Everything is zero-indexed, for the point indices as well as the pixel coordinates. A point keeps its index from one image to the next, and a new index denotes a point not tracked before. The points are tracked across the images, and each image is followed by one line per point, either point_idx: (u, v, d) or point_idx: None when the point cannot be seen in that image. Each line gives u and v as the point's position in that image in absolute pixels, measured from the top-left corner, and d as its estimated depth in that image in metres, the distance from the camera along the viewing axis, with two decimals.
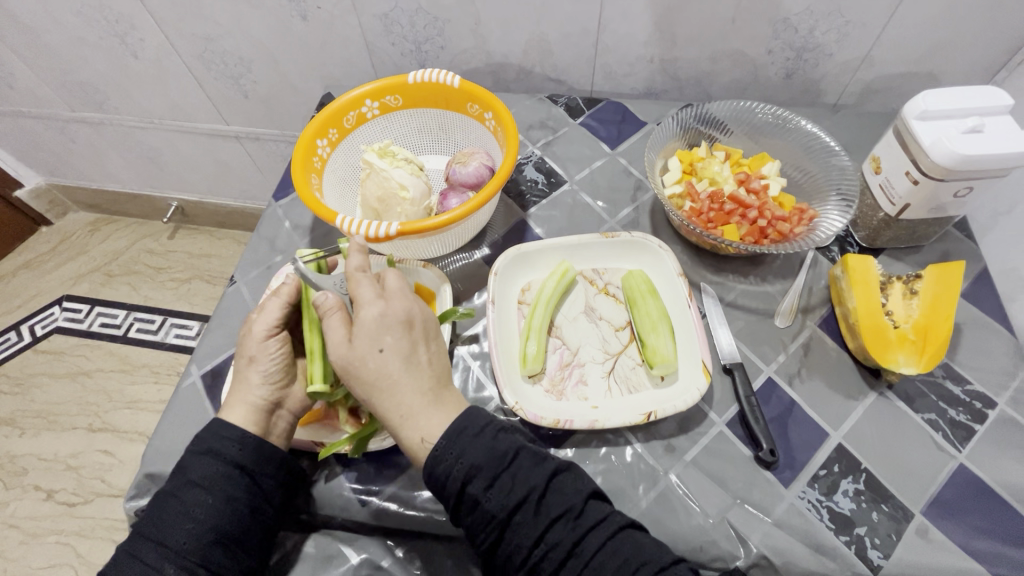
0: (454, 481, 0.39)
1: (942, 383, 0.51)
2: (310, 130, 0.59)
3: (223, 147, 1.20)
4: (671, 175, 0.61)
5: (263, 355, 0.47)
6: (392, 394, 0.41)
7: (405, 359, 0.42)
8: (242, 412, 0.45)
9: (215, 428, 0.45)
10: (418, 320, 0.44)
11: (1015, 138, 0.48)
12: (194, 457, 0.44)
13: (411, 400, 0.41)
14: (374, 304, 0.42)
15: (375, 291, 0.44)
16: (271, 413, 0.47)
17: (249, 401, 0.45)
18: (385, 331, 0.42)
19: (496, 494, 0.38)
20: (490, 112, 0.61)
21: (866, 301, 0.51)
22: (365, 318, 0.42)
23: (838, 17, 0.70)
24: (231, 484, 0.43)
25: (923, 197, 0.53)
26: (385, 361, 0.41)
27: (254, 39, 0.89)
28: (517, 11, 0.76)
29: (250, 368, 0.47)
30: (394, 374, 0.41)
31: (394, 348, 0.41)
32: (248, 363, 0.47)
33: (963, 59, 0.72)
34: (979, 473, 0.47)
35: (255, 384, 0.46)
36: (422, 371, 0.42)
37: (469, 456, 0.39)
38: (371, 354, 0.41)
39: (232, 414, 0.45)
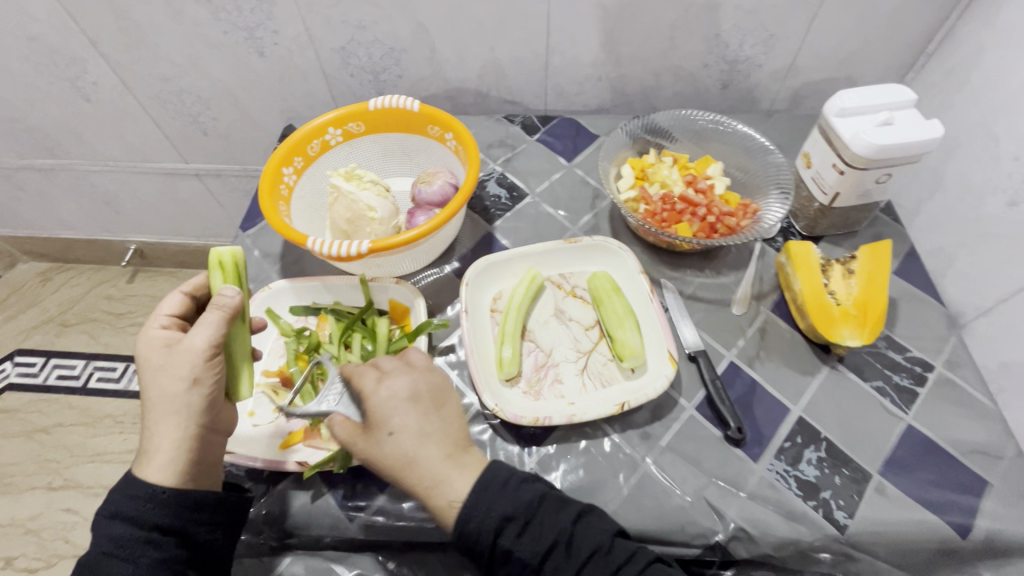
0: (486, 535, 0.40)
1: (885, 352, 0.56)
2: (275, 159, 0.61)
3: (181, 186, 1.18)
4: (624, 181, 0.64)
5: (192, 396, 0.43)
6: (415, 469, 0.42)
7: (417, 434, 0.42)
8: (172, 459, 0.42)
9: (125, 484, 0.42)
10: (425, 393, 0.45)
11: (921, 127, 0.54)
12: (105, 521, 0.42)
13: (431, 470, 0.41)
14: (374, 388, 0.44)
15: (376, 377, 0.45)
16: (204, 455, 0.44)
17: (176, 445, 0.42)
18: (391, 411, 0.43)
19: (529, 540, 0.40)
20: (450, 133, 0.64)
21: (810, 283, 0.54)
22: (371, 407, 0.43)
23: (762, 31, 0.77)
24: (153, 548, 0.41)
25: (850, 185, 0.58)
26: (397, 441, 0.42)
27: (212, 76, 0.91)
28: (470, 37, 0.80)
29: (175, 413, 0.42)
30: (409, 452, 0.42)
31: (403, 427, 0.42)
32: (171, 403, 0.42)
33: (875, 63, 0.81)
34: (924, 431, 0.51)
35: (184, 420, 0.43)
36: (439, 440, 0.43)
37: (499, 508, 0.41)
38: (382, 439, 0.42)
39: (153, 461, 0.42)
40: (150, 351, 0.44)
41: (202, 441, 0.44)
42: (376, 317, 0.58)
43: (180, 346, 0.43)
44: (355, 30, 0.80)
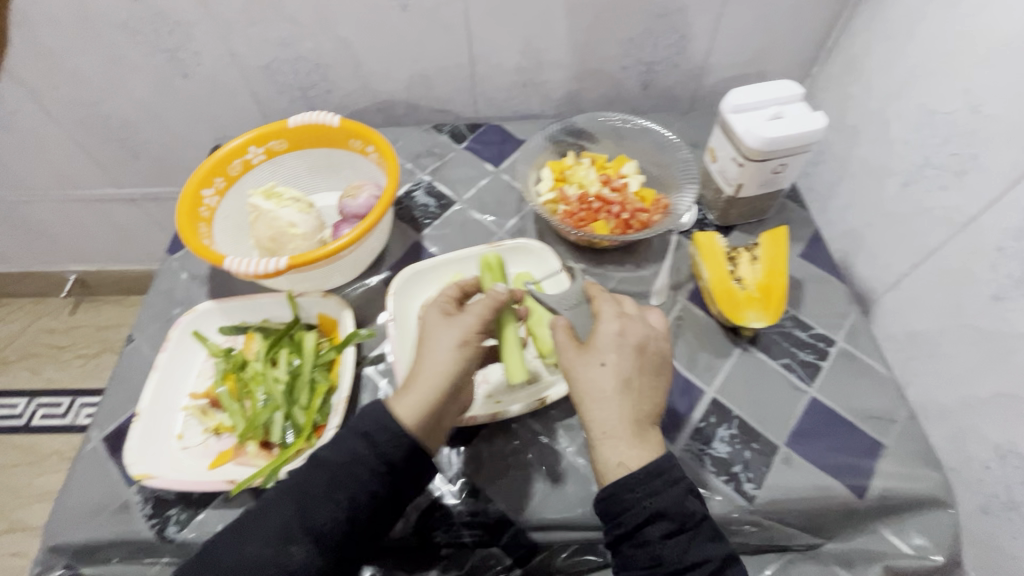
0: (637, 518, 0.42)
1: (791, 331, 0.60)
2: (194, 181, 0.61)
3: (118, 212, 1.16)
4: (544, 184, 0.67)
5: (465, 354, 0.47)
6: (599, 410, 0.44)
7: (626, 379, 0.45)
8: (416, 408, 0.46)
9: (380, 412, 0.46)
10: (652, 345, 0.47)
11: (807, 118, 0.58)
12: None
13: (614, 420, 0.44)
14: (612, 323, 0.47)
15: (615, 311, 0.48)
16: (437, 412, 0.47)
17: (424, 393, 0.46)
18: (608, 349, 0.46)
19: (676, 543, 0.42)
20: (371, 145, 0.65)
21: (717, 271, 0.58)
22: (601, 334, 0.46)
23: (672, 33, 0.81)
24: (286, 534, 0.43)
25: (751, 176, 0.61)
26: (604, 373, 0.45)
27: (137, 100, 0.89)
28: (394, 50, 0.82)
29: (439, 369, 0.46)
30: (609, 390, 0.44)
31: (616, 366, 0.45)
32: (438, 359, 0.46)
33: (781, 59, 0.85)
34: (826, 401, 0.54)
35: (442, 373, 0.46)
36: (636, 399, 0.45)
37: (659, 502, 0.42)
38: (593, 364, 0.45)
39: (405, 402, 0.46)
40: (426, 316, 0.50)
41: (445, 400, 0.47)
42: (304, 331, 0.58)
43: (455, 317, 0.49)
44: (278, 47, 0.81)
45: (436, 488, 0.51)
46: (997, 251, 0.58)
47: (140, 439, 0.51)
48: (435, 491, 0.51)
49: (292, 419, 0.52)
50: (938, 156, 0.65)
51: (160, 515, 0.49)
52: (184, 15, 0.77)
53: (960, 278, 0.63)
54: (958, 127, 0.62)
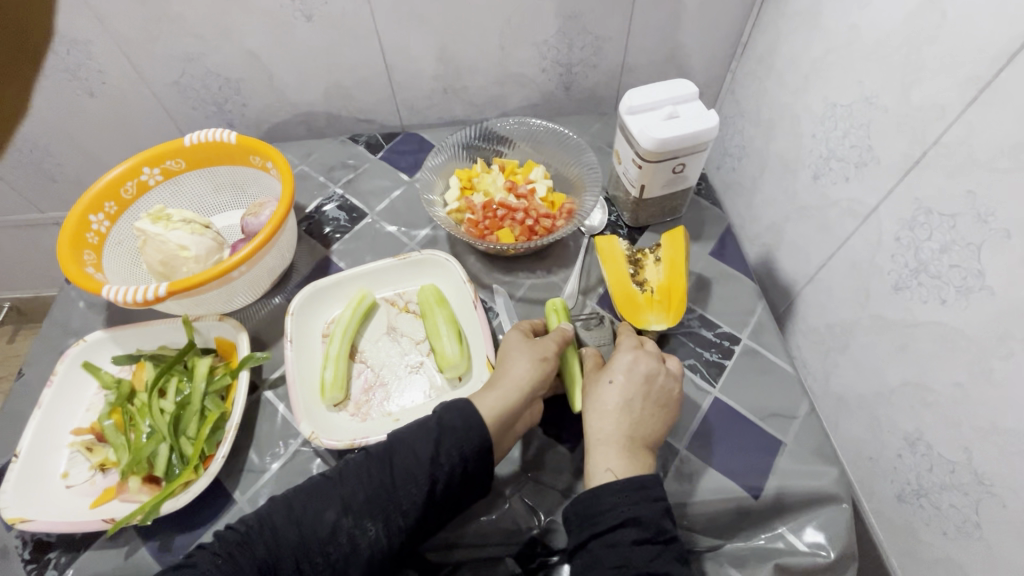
0: (617, 518, 0.41)
1: (698, 330, 0.59)
2: (79, 207, 0.59)
3: (44, 237, 1.12)
4: (451, 193, 0.66)
5: (543, 368, 0.50)
6: (599, 422, 0.46)
7: (628, 399, 0.47)
8: (498, 406, 0.47)
9: (463, 408, 0.46)
10: (654, 375, 0.48)
11: (701, 117, 0.57)
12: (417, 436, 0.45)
13: (607, 433, 0.46)
14: (628, 350, 0.50)
15: (630, 340, 0.51)
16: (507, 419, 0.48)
17: (510, 397, 0.48)
18: (624, 367, 0.48)
19: (643, 553, 0.40)
20: (270, 161, 0.64)
21: (615, 275, 0.57)
22: (615, 357, 0.50)
23: (586, 34, 0.80)
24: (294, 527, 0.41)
25: (652, 178, 0.61)
26: (608, 389, 0.48)
27: (44, 122, 0.86)
28: (305, 61, 0.80)
29: (520, 379, 0.49)
30: (610, 404, 0.47)
31: (621, 386, 0.47)
32: (513, 369, 0.49)
33: (699, 55, 0.85)
34: (728, 401, 0.54)
35: (503, 380, 0.49)
36: (632, 421, 0.46)
37: (636, 510, 0.41)
38: (602, 381, 0.48)
39: (485, 398, 0.48)
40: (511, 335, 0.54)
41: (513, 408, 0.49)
42: (198, 356, 0.56)
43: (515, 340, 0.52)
44: (183, 63, 0.78)
45: None
46: (896, 242, 0.59)
47: (17, 485, 0.48)
48: None
49: (178, 450, 0.50)
50: (841, 148, 0.65)
51: (39, 559, 0.47)
52: (79, 33, 0.74)
53: (866, 269, 0.63)
54: (855, 120, 0.62)
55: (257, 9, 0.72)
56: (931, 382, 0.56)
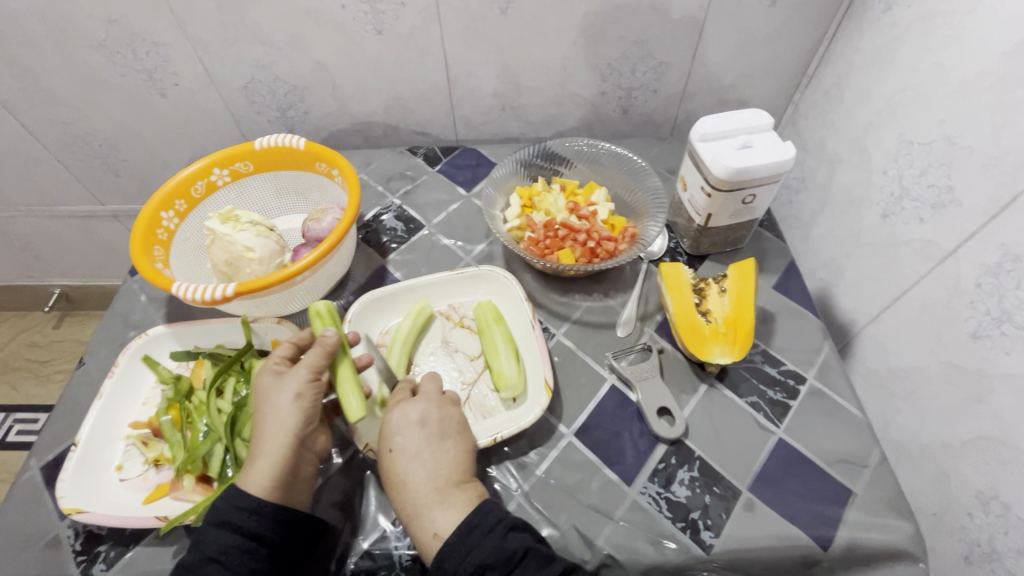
0: None
1: (761, 367, 0.57)
2: (152, 203, 0.60)
3: (100, 229, 1.15)
4: (511, 211, 0.66)
5: (303, 407, 0.46)
6: (403, 489, 0.45)
7: (414, 455, 0.46)
8: (270, 464, 0.44)
9: (229, 495, 0.43)
10: (437, 419, 0.48)
11: (777, 148, 0.56)
12: (210, 529, 0.42)
13: (415, 495, 0.44)
14: (397, 407, 0.48)
15: (402, 397, 0.50)
16: (296, 470, 0.45)
17: (278, 455, 0.44)
18: (397, 430, 0.47)
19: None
20: (336, 169, 0.64)
21: (681, 304, 0.56)
22: (388, 420, 0.48)
23: (651, 59, 0.80)
24: (250, 558, 0.42)
25: (720, 207, 0.60)
26: (393, 458, 0.46)
27: (116, 119, 0.90)
28: (370, 73, 0.81)
29: (284, 421, 0.45)
30: (403, 470, 0.45)
31: (402, 446, 0.46)
32: (280, 413, 0.45)
33: (763, 86, 0.84)
34: (793, 443, 0.52)
35: (284, 432, 0.45)
36: (431, 468, 0.45)
37: (478, 555, 0.40)
38: (381, 452, 0.46)
39: (254, 471, 0.44)
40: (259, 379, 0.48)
41: (296, 457, 0.46)
42: (256, 358, 0.56)
43: (280, 378, 0.48)
44: (254, 69, 0.80)
45: (376, 529, 0.48)
46: (976, 288, 0.56)
47: (74, 477, 0.49)
48: (375, 532, 0.48)
49: (233, 452, 0.51)
50: (916, 187, 0.63)
51: (90, 552, 0.47)
52: (158, 37, 0.76)
53: (939, 314, 0.61)
54: (935, 159, 0.60)
55: (330, 21, 0.74)
56: (1012, 439, 0.53)
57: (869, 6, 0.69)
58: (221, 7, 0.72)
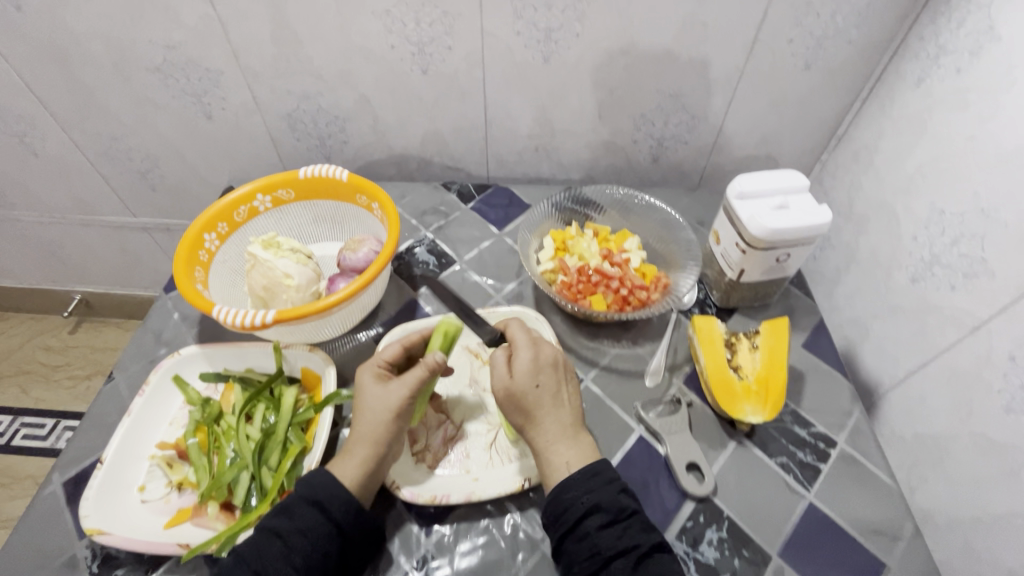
0: (583, 505, 0.43)
1: (791, 427, 0.57)
2: (197, 225, 0.61)
3: (129, 240, 1.17)
4: (545, 253, 0.67)
5: (400, 420, 0.48)
6: (543, 424, 0.47)
7: (556, 395, 0.48)
8: (363, 464, 0.46)
9: (327, 482, 0.45)
10: (563, 365, 0.51)
11: (814, 210, 0.57)
12: (303, 507, 0.44)
13: (557, 429, 0.47)
14: (531, 348, 0.50)
15: (530, 338, 0.51)
16: (380, 472, 0.47)
17: (369, 457, 0.46)
18: (539, 370, 0.49)
19: (611, 535, 0.42)
20: (376, 202, 0.66)
21: (713, 359, 0.56)
22: (523, 360, 0.49)
23: (684, 112, 0.82)
24: (330, 541, 0.43)
25: (754, 263, 0.60)
26: (540, 395, 0.48)
27: (160, 137, 0.92)
28: (411, 109, 0.84)
29: (381, 429, 0.47)
30: (546, 406, 0.48)
31: (548, 386, 0.48)
32: (377, 418, 0.47)
33: (792, 145, 0.86)
34: (824, 509, 0.51)
35: (379, 441, 0.47)
36: (568, 409, 0.49)
37: (594, 496, 0.44)
38: (528, 387, 0.48)
39: (346, 466, 0.46)
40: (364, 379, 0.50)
41: (383, 461, 0.47)
42: (285, 386, 0.57)
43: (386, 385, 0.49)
44: (299, 98, 0.83)
45: (397, 570, 0.47)
46: (1009, 361, 0.55)
47: (98, 495, 0.48)
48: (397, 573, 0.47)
49: (258, 481, 0.50)
50: (947, 255, 0.63)
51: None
52: (212, 64, 0.79)
53: (969, 383, 0.60)
54: (967, 229, 0.60)
55: (378, 59, 0.77)
56: None
57: (901, 77, 0.71)
58: (276, 40, 0.75)
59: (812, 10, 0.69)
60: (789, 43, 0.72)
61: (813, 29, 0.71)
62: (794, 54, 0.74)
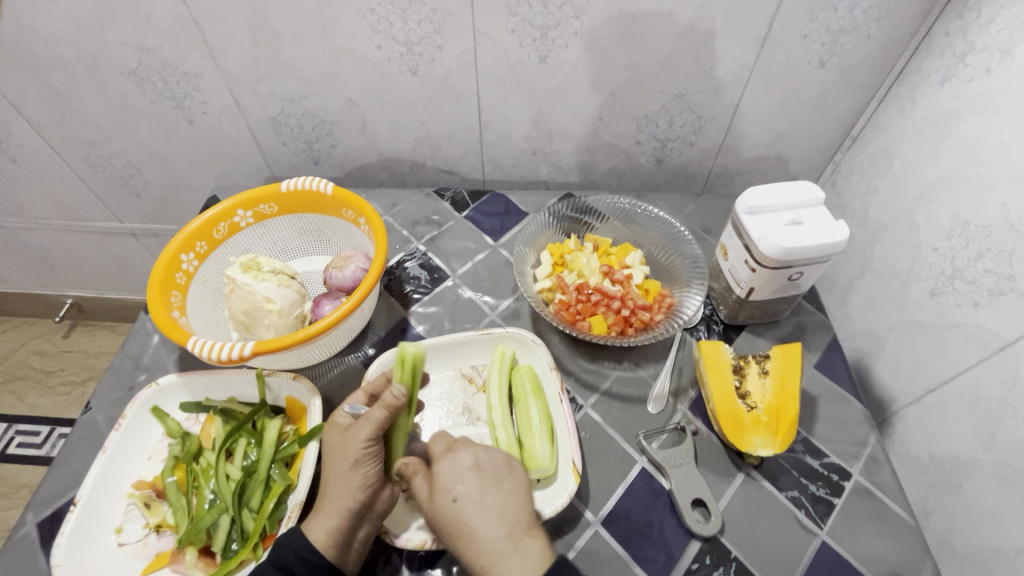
0: None
1: (803, 458, 0.54)
2: (173, 246, 0.58)
3: (117, 245, 1.14)
4: (542, 270, 0.64)
5: (358, 470, 0.45)
6: (471, 541, 0.42)
7: (480, 505, 0.43)
8: (331, 520, 0.44)
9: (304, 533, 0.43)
10: (488, 464, 0.46)
11: (829, 226, 0.53)
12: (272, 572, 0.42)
13: (487, 545, 0.41)
14: (444, 458, 0.47)
15: (444, 446, 0.48)
16: (355, 528, 0.45)
17: (338, 512, 0.44)
18: (455, 479, 0.45)
19: None
20: (363, 217, 0.62)
21: (720, 386, 0.53)
22: (437, 476, 0.46)
23: (690, 113, 0.78)
24: None
25: (765, 282, 0.57)
26: (459, 508, 0.43)
27: (141, 143, 0.89)
28: (401, 112, 0.79)
29: (344, 482, 0.45)
30: (468, 521, 0.43)
31: (465, 495, 0.44)
32: (339, 473, 0.45)
33: (803, 146, 0.81)
34: (839, 549, 0.48)
35: (347, 493, 0.45)
36: (499, 516, 0.43)
37: None
38: (443, 503, 0.44)
39: (317, 526, 0.44)
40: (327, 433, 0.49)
41: (357, 515, 0.45)
42: (269, 418, 0.54)
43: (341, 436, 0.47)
44: (284, 102, 0.79)
45: None
46: None
47: (71, 539, 0.45)
48: None
49: (239, 524, 0.48)
50: (970, 270, 0.59)
51: None
52: (190, 67, 0.75)
53: (991, 408, 0.56)
54: (993, 244, 0.56)
55: (364, 61, 0.72)
56: None
57: (923, 75, 0.66)
58: (255, 42, 0.71)
59: (829, 4, 0.64)
60: (804, 38, 0.67)
61: (830, 24, 0.66)
62: (808, 50, 0.69)
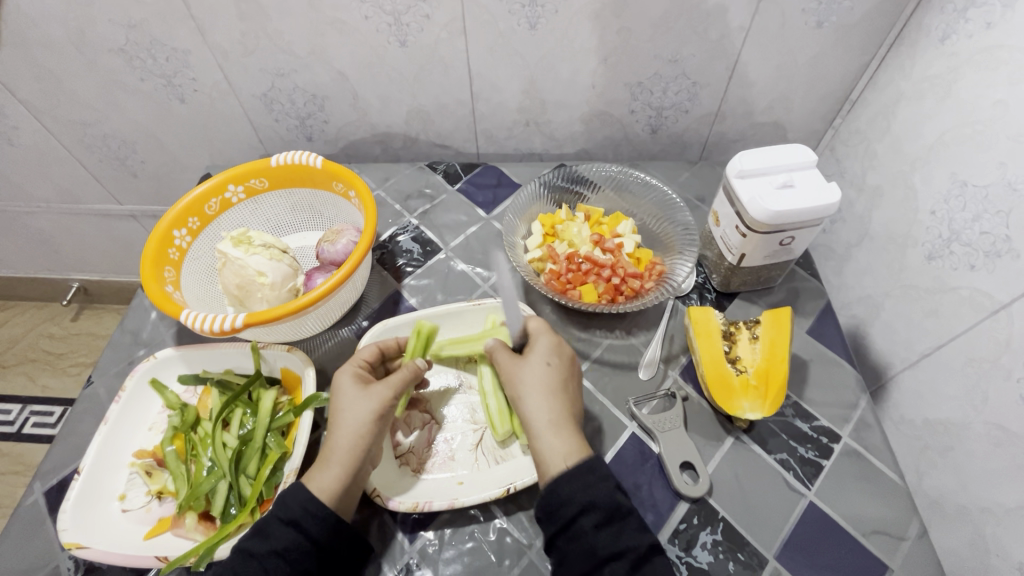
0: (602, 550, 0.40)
1: (792, 421, 0.54)
2: (165, 222, 0.59)
3: (118, 227, 1.15)
4: (533, 240, 0.63)
5: (380, 422, 0.47)
6: (550, 403, 0.47)
7: (563, 381, 0.48)
8: (341, 470, 0.45)
9: (302, 496, 0.43)
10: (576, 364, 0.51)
11: (822, 188, 0.52)
12: (278, 525, 0.43)
13: (556, 411, 0.46)
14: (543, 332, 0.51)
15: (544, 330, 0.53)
16: (359, 479, 0.46)
17: (350, 458, 0.45)
18: (552, 350, 0.50)
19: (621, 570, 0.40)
20: (353, 190, 0.62)
21: (711, 351, 0.53)
22: (536, 344, 0.50)
23: (685, 78, 0.76)
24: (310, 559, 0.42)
25: (756, 248, 0.56)
26: (548, 369, 0.48)
27: (135, 122, 0.89)
28: (392, 85, 0.79)
29: (359, 434, 0.46)
30: (551, 385, 0.48)
31: (557, 367, 0.49)
32: (355, 419, 0.46)
33: (801, 111, 0.80)
34: (826, 509, 0.49)
35: (361, 443, 0.46)
36: (569, 402, 0.48)
37: (619, 544, 0.41)
38: (539, 363, 0.49)
39: (325, 471, 0.45)
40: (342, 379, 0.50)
41: (365, 465, 0.46)
42: (264, 389, 0.55)
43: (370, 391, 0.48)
44: (274, 77, 0.78)
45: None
46: None
47: (77, 504, 0.47)
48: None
49: (236, 490, 0.50)
50: (967, 232, 0.58)
51: None
52: (178, 43, 0.74)
53: (985, 370, 0.56)
54: (991, 204, 0.55)
55: (352, 32, 0.71)
56: None
57: (925, 33, 0.64)
58: (242, 15, 0.70)
59: None
60: None
61: None
62: (805, 10, 0.67)
